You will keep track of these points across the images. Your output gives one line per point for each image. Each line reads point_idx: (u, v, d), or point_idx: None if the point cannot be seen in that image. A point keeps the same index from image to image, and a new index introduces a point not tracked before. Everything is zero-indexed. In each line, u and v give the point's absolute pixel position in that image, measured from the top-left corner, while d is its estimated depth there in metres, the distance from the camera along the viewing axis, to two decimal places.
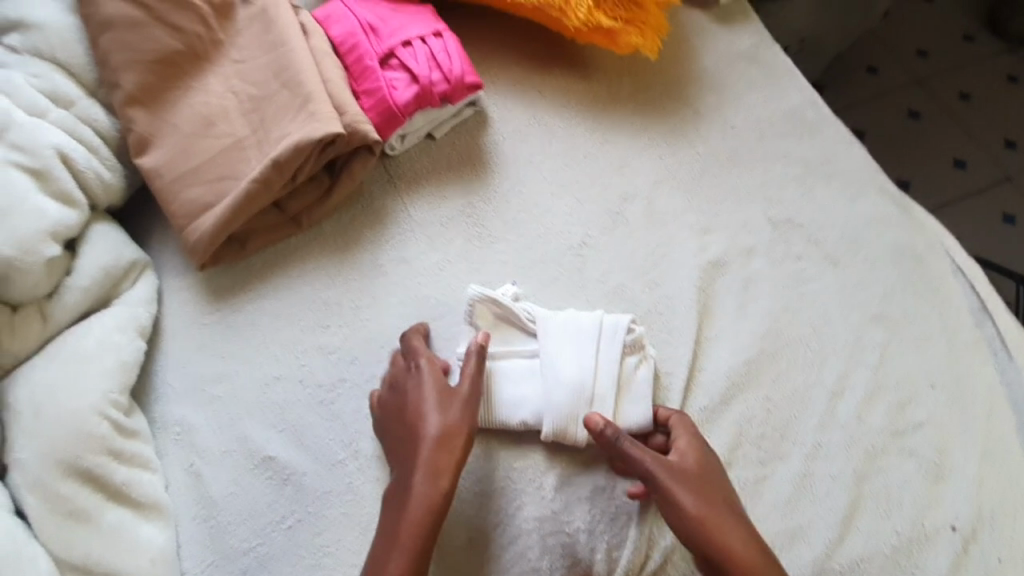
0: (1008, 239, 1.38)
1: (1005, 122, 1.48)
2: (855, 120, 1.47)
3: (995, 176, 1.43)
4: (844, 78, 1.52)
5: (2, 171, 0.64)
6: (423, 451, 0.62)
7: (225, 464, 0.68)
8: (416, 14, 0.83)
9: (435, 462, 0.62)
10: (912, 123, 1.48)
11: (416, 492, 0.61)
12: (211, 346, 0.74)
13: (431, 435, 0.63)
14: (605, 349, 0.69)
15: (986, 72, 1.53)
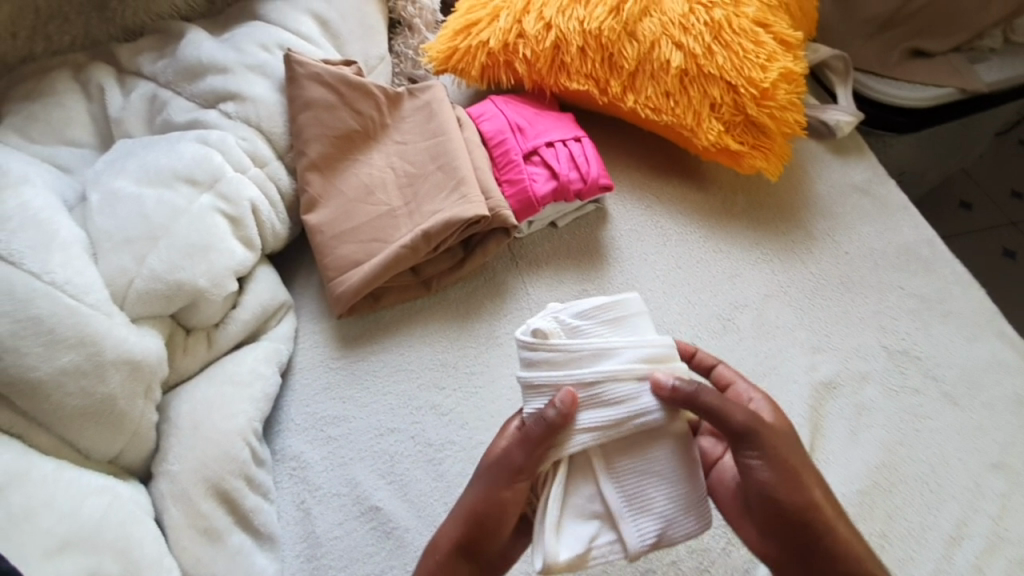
0: None
1: None
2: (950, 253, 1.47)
3: None
4: (938, 211, 1.53)
5: (210, 215, 0.74)
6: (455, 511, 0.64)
7: (333, 505, 0.71)
8: (558, 119, 0.93)
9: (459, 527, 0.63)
10: (1009, 263, 1.45)
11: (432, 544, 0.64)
12: (334, 388, 0.79)
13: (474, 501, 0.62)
14: (562, 355, 0.60)
15: None
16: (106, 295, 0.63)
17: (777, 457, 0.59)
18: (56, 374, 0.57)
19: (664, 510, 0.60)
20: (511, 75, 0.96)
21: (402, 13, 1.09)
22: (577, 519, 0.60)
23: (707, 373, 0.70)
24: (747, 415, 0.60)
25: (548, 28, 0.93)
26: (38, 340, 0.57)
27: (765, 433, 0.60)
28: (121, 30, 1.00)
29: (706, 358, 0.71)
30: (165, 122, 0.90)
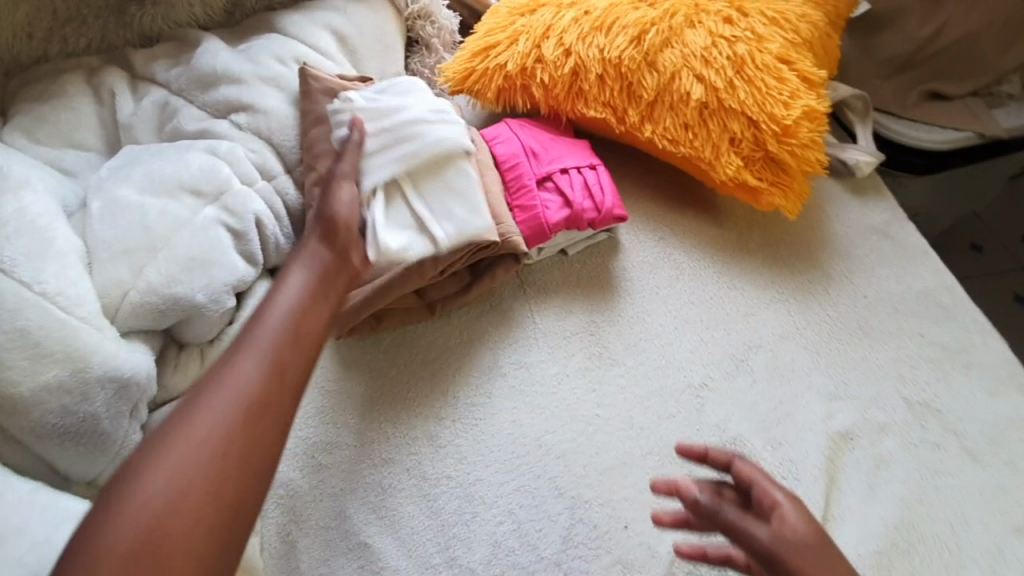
0: None
1: None
2: None
3: None
4: (947, 252, 1.51)
5: (212, 228, 0.72)
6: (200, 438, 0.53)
7: (321, 539, 0.68)
8: (573, 146, 0.92)
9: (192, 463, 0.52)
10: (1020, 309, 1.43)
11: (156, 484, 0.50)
12: (328, 413, 0.76)
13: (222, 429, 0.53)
14: (371, 113, 0.84)
15: None
16: (97, 308, 0.60)
17: None
18: (38, 391, 0.55)
19: (464, 220, 0.81)
20: (527, 99, 0.95)
21: (419, 32, 1.08)
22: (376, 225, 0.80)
23: (727, 468, 0.61)
24: (770, 532, 0.56)
25: (567, 54, 0.92)
26: (23, 354, 0.55)
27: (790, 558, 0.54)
28: (138, 36, 0.99)
29: (720, 453, 0.62)
30: (174, 129, 0.89)
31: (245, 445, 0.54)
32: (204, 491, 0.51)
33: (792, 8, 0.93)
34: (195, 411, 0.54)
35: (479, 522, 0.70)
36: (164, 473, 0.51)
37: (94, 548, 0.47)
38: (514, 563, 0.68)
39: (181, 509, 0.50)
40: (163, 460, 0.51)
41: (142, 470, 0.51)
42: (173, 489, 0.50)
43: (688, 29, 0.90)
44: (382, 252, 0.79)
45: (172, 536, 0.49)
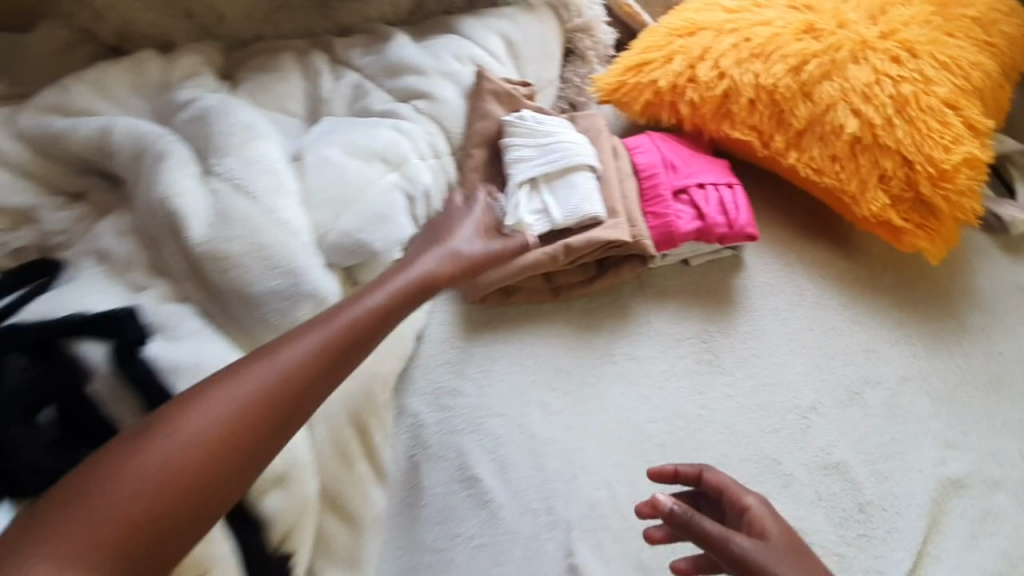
0: None
1: None
2: None
3: None
4: None
5: (394, 193, 0.86)
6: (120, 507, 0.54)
7: (440, 468, 0.78)
8: (712, 163, 0.96)
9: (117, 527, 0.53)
10: None
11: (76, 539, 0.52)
12: (456, 364, 0.86)
13: (164, 504, 0.55)
14: (533, 126, 0.98)
15: None
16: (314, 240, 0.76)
17: None
18: (266, 293, 0.69)
19: (578, 208, 0.90)
20: (672, 115, 1.01)
21: (578, 44, 1.18)
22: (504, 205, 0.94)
23: (696, 483, 0.68)
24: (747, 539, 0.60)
25: (721, 76, 0.97)
26: (259, 264, 0.70)
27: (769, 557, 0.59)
28: (336, 26, 1.18)
29: (689, 470, 0.69)
30: (363, 107, 1.05)
31: (170, 516, 0.55)
32: (234, 454, 0.59)
33: (967, 54, 0.92)
34: (202, 401, 0.60)
35: (580, 485, 0.76)
36: (210, 417, 0.59)
37: (97, 501, 0.54)
38: (607, 526, 0.74)
39: (181, 487, 0.56)
40: (161, 444, 0.57)
41: (188, 406, 0.59)
42: (204, 438, 0.58)
43: (850, 64, 0.91)
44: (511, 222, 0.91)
45: (206, 475, 0.57)
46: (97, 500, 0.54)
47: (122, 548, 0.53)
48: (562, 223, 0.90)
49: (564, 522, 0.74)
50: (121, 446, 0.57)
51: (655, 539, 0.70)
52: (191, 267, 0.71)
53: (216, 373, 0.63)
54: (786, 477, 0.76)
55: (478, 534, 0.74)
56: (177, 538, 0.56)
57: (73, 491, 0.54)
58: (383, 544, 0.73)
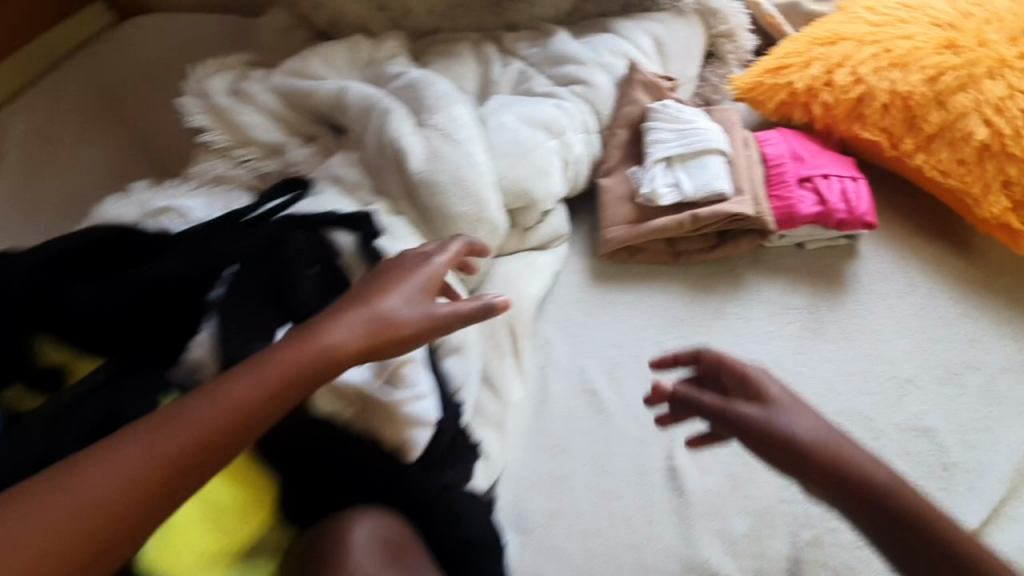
0: None
1: None
2: None
3: None
4: None
5: (554, 157, 1.05)
6: (98, 490, 0.58)
7: (565, 378, 0.95)
8: (837, 159, 1.06)
9: (89, 510, 0.57)
10: None
11: (51, 518, 0.56)
12: (584, 303, 1.03)
13: (136, 492, 0.59)
14: (673, 112, 1.13)
15: None
16: (495, 182, 0.98)
17: (788, 445, 0.70)
18: (460, 216, 0.93)
19: (709, 184, 1.04)
20: (804, 114, 1.11)
21: (719, 48, 1.32)
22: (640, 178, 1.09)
23: (695, 362, 0.81)
24: (739, 409, 0.72)
25: (857, 82, 1.06)
26: (460, 194, 0.93)
27: (765, 418, 0.71)
28: (505, 23, 1.44)
29: (687, 356, 0.81)
30: (526, 88, 1.25)
31: (137, 507, 0.59)
32: (143, 491, 0.59)
33: None
34: (187, 408, 0.63)
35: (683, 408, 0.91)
36: (192, 422, 0.62)
37: (77, 485, 0.58)
38: (705, 445, 0.86)
39: (149, 482, 0.59)
40: (142, 442, 0.60)
41: (136, 428, 0.62)
42: (181, 441, 0.61)
43: (986, 79, 0.99)
44: (647, 191, 1.06)
45: (143, 505, 0.59)
46: (47, 498, 0.57)
47: (78, 544, 0.56)
48: (693, 195, 1.04)
49: (668, 434, 0.88)
50: (112, 440, 0.61)
51: (664, 422, 0.81)
52: (407, 192, 0.95)
53: (205, 385, 0.65)
54: (875, 431, 0.85)
55: (593, 432, 0.90)
56: (130, 536, 0.59)
57: (62, 471, 0.59)
58: (518, 428, 0.91)
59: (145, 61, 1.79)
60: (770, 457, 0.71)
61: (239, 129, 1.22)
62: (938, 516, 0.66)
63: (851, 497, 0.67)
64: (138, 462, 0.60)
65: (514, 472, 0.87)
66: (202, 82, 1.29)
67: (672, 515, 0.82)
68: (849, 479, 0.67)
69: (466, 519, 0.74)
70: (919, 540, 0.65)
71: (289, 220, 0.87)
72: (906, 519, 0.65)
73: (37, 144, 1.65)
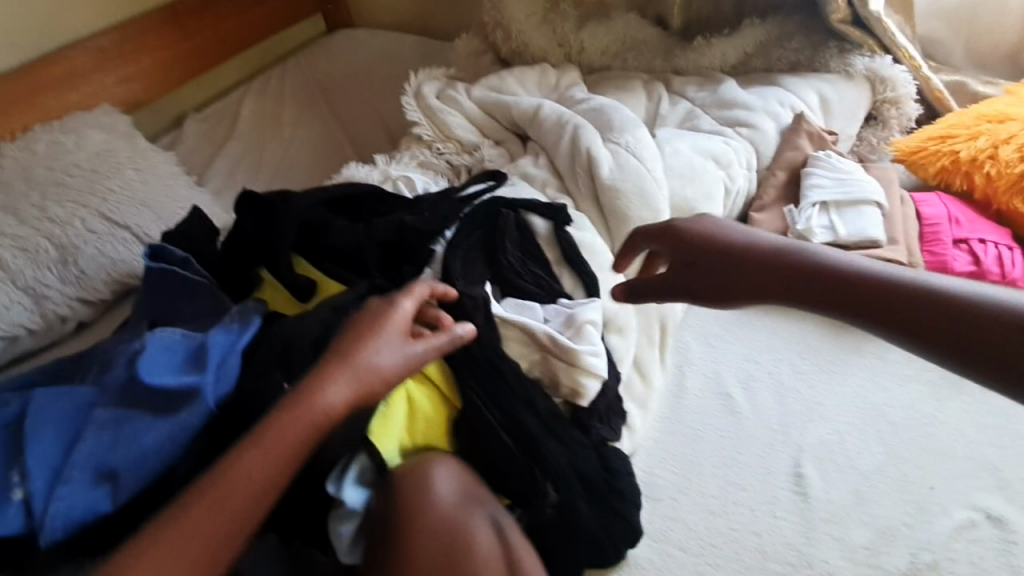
0: None
1: None
2: None
3: None
4: None
5: (719, 185, 1.19)
6: (206, 519, 0.68)
7: (701, 378, 1.07)
8: (995, 228, 1.11)
9: (202, 538, 0.67)
10: None
11: (172, 552, 0.66)
12: (723, 318, 1.15)
13: (234, 515, 0.69)
14: (833, 162, 1.24)
15: None
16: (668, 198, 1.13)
17: (741, 287, 0.81)
18: (637, 219, 1.08)
19: (863, 230, 1.13)
20: (964, 182, 1.18)
21: (882, 113, 1.40)
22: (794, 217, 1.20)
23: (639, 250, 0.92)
24: (682, 273, 0.86)
25: (1022, 159, 1.12)
26: (640, 202, 1.09)
27: (703, 270, 0.84)
28: (672, 68, 1.64)
29: (627, 248, 0.93)
30: (692, 125, 1.41)
31: (239, 527, 0.69)
32: (226, 534, 0.68)
33: None
34: (253, 447, 0.72)
35: (814, 422, 0.97)
36: (263, 457, 0.71)
37: (185, 522, 0.68)
38: (834, 458, 0.93)
39: (240, 509, 0.69)
40: (224, 484, 0.70)
41: (213, 478, 0.70)
42: (256, 475, 0.71)
43: None
44: (800, 228, 1.17)
45: (240, 528, 0.69)
46: (158, 541, 0.67)
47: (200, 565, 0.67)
48: (847, 238, 1.13)
49: (798, 441, 0.95)
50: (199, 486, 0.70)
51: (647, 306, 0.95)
52: (593, 192, 1.13)
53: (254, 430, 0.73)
54: (1003, 481, 0.88)
55: (724, 427, 0.99)
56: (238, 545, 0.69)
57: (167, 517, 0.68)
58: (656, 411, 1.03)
59: (355, 65, 2.17)
60: (736, 296, 0.82)
61: (443, 126, 1.48)
62: (917, 289, 0.72)
63: (825, 290, 0.76)
64: (230, 495, 0.69)
65: (647, 447, 0.99)
66: (418, 86, 1.58)
67: (797, 515, 0.88)
68: (807, 283, 0.77)
69: (621, 473, 0.88)
70: (886, 300, 0.73)
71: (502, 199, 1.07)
72: (885, 288, 0.73)
73: (264, 118, 2.03)
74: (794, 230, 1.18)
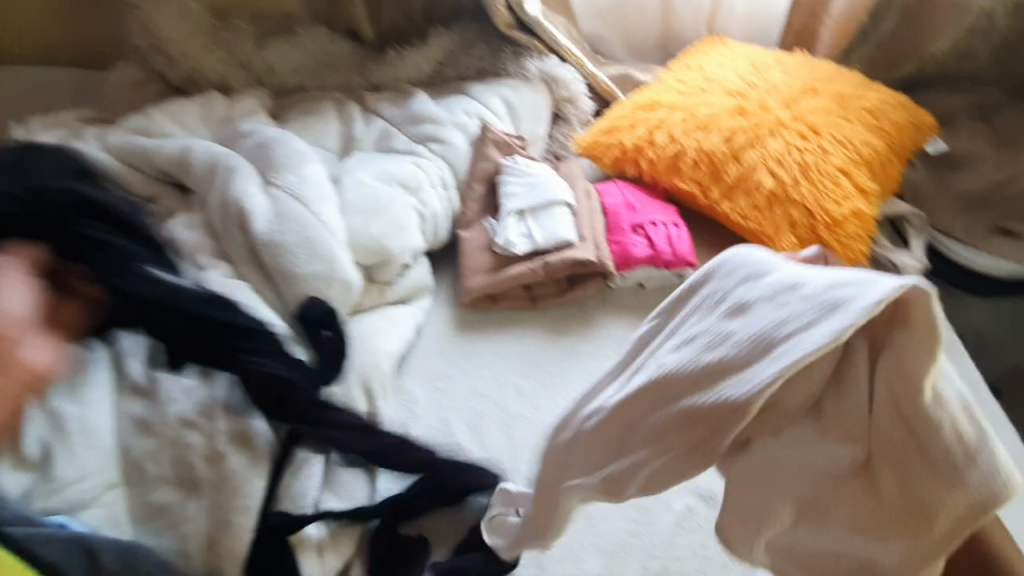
0: None
1: None
2: None
3: None
4: None
5: (410, 209, 1.10)
6: None
7: (428, 435, 0.95)
8: (663, 207, 1.21)
9: None
10: None
11: None
12: (448, 356, 1.05)
13: None
14: (521, 169, 1.23)
15: None
16: (345, 241, 1.00)
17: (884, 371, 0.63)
18: (308, 275, 0.94)
19: (555, 234, 1.13)
20: (635, 169, 1.26)
21: (563, 111, 1.47)
22: (494, 233, 1.16)
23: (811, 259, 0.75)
24: None
25: (672, 141, 1.23)
26: (303, 252, 0.94)
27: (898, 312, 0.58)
28: (369, 83, 1.50)
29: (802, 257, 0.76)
30: (389, 146, 1.29)
31: None
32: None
33: (858, 134, 1.18)
34: None
35: (541, 451, 0.93)
36: None
37: None
38: None
39: None
40: None
41: None
42: None
43: (768, 138, 1.17)
44: (504, 242, 1.13)
45: None
46: None
47: None
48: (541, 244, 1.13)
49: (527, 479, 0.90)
50: None
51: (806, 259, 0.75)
52: (251, 252, 0.96)
53: None
54: None
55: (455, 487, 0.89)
56: None
57: None
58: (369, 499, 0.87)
59: None
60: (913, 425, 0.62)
61: None
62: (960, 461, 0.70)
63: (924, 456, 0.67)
64: None
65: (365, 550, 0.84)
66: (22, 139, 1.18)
67: (531, 562, 0.84)
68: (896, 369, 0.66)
69: None
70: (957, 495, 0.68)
71: (211, 292, 0.87)
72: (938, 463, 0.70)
73: None
74: (497, 247, 1.14)
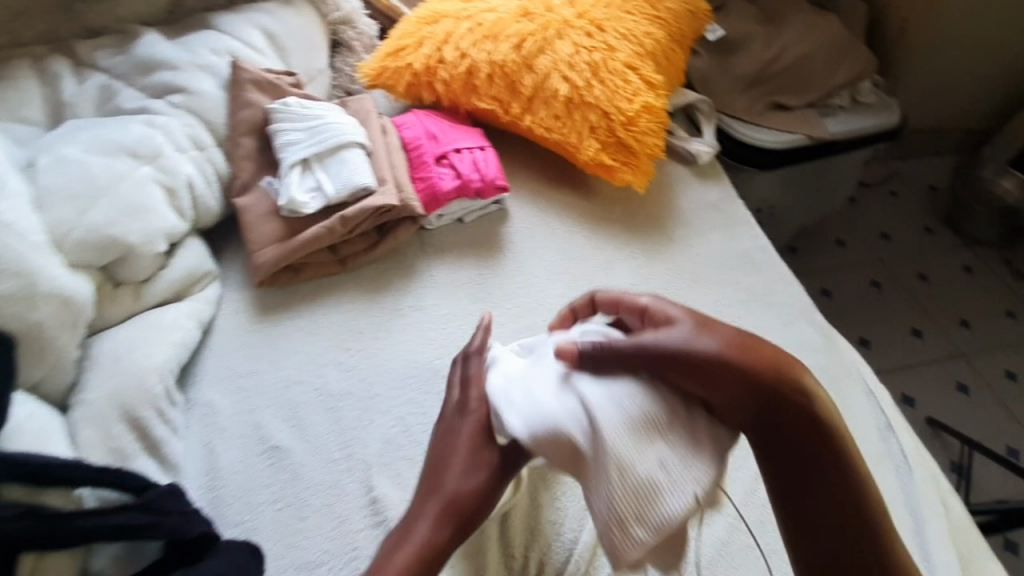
0: (962, 409, 1.46)
1: (971, 300, 1.61)
2: (835, 281, 1.62)
3: (950, 338, 1.55)
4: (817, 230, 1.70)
5: (149, 185, 0.88)
6: None
7: (237, 445, 0.81)
8: (466, 131, 1.11)
9: None
10: (875, 293, 1.60)
11: None
12: (248, 348, 0.89)
13: None
14: (295, 111, 1.03)
15: (949, 249, 1.69)
16: (50, 242, 0.77)
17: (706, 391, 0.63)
18: None
19: (349, 181, 0.98)
20: (431, 93, 1.13)
21: (341, 36, 1.26)
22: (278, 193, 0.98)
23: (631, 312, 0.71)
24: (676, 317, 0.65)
25: (462, 57, 1.11)
26: None
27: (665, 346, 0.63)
28: (83, 29, 1.08)
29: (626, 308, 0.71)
30: (114, 106, 1.01)
31: None
32: None
33: (638, 26, 1.16)
34: None
35: (375, 425, 0.84)
36: None
37: None
38: (401, 455, 0.82)
39: None
40: None
41: None
42: None
43: (556, 41, 1.11)
44: (288, 202, 0.96)
45: None
46: None
47: None
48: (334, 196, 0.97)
49: (362, 460, 0.81)
50: None
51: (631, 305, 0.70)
52: None
53: None
54: None
55: (278, 493, 0.78)
56: None
57: None
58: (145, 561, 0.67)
59: None
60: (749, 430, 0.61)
61: None
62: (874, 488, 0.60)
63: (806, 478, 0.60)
64: None
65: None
66: None
67: None
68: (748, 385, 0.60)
69: None
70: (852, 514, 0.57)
71: None
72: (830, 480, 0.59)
73: None
74: (283, 209, 0.97)
